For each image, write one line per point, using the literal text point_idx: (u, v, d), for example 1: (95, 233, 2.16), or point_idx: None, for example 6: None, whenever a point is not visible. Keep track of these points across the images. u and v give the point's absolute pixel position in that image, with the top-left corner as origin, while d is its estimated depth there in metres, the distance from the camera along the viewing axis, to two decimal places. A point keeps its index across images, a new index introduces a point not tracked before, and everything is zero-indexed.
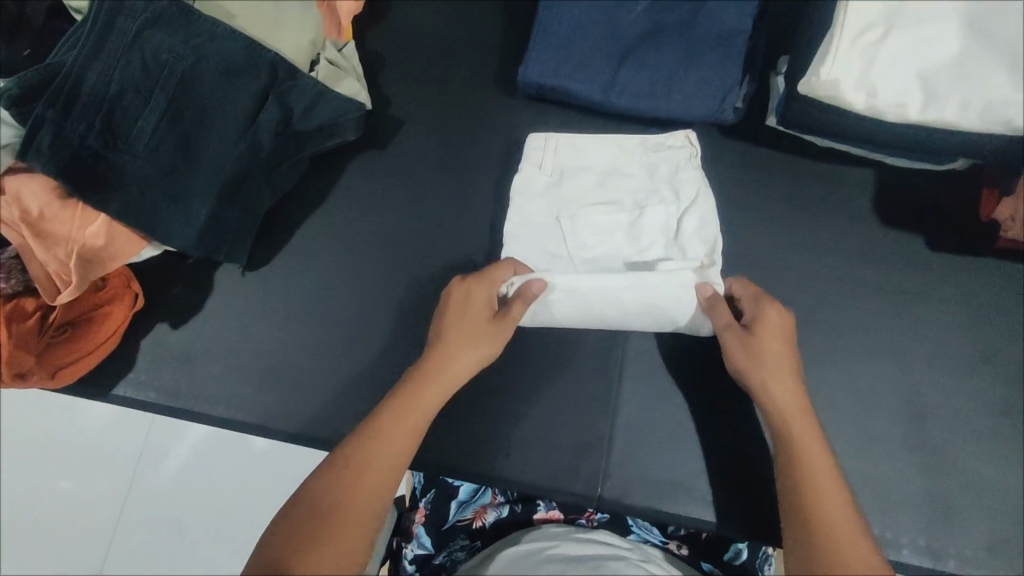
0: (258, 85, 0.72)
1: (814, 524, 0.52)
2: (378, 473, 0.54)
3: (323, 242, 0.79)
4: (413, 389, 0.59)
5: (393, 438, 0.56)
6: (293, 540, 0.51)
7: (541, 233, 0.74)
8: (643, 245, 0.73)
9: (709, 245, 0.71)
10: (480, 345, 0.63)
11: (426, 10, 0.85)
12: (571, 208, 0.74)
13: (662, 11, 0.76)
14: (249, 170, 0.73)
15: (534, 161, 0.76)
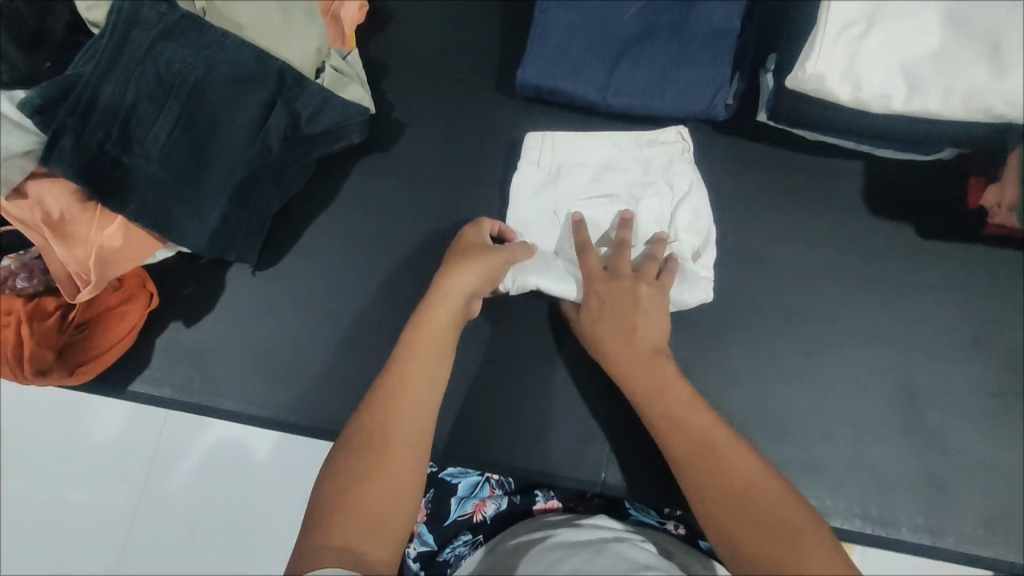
0: (267, 92, 0.75)
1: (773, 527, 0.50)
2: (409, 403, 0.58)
3: (329, 242, 0.81)
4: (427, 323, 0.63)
5: (415, 380, 0.59)
6: (341, 483, 0.54)
7: (539, 225, 0.77)
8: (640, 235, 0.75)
9: (702, 236, 0.74)
10: (485, 275, 0.67)
11: (426, 18, 0.88)
12: (568, 202, 0.77)
13: (653, 13, 0.79)
14: (259, 172, 0.76)
15: (531, 159, 0.78)
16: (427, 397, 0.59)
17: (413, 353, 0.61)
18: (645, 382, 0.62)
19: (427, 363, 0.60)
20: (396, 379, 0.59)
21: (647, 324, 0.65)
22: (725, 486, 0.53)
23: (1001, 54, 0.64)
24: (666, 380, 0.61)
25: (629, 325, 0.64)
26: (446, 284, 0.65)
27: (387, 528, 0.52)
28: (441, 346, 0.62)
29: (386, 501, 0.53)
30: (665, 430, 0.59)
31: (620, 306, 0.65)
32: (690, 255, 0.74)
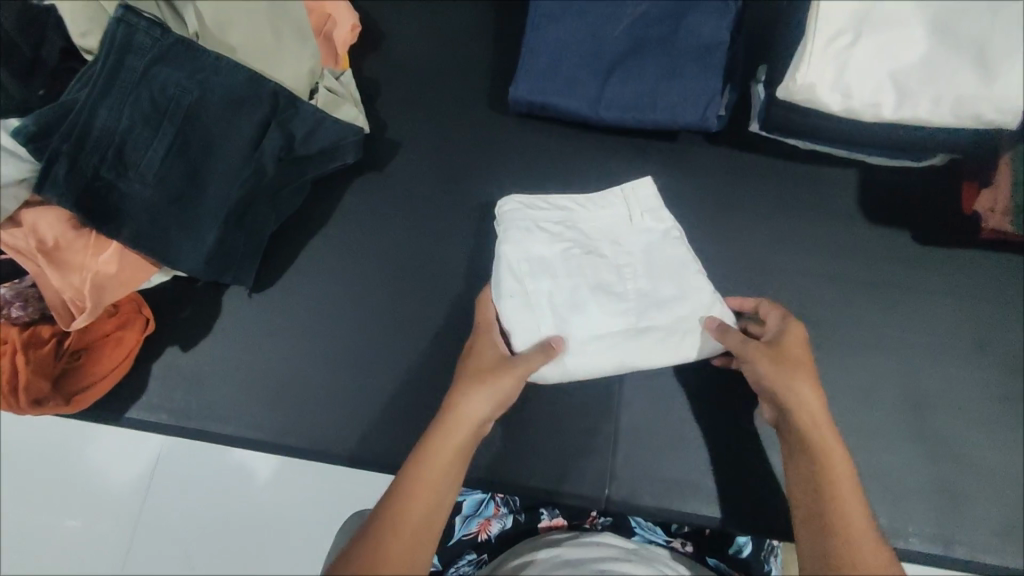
0: (261, 114, 0.76)
1: None
2: (416, 536, 0.53)
3: (326, 262, 0.81)
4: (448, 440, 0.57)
5: (423, 508, 0.54)
6: None
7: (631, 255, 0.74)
8: (617, 313, 0.71)
9: (618, 365, 0.70)
10: (494, 402, 0.60)
11: (417, 37, 0.89)
12: (633, 261, 0.73)
13: (645, 27, 0.79)
14: (254, 194, 0.76)
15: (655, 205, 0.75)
16: (433, 521, 0.54)
17: (424, 475, 0.55)
18: (801, 458, 0.58)
19: (444, 486, 0.55)
20: (411, 497, 0.54)
21: (815, 406, 0.58)
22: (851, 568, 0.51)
23: (987, 61, 0.64)
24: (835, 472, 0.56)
25: (802, 407, 0.58)
26: (461, 408, 0.59)
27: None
28: (456, 474, 0.56)
29: None
30: (810, 512, 0.56)
31: (794, 389, 0.59)
32: (610, 357, 0.70)
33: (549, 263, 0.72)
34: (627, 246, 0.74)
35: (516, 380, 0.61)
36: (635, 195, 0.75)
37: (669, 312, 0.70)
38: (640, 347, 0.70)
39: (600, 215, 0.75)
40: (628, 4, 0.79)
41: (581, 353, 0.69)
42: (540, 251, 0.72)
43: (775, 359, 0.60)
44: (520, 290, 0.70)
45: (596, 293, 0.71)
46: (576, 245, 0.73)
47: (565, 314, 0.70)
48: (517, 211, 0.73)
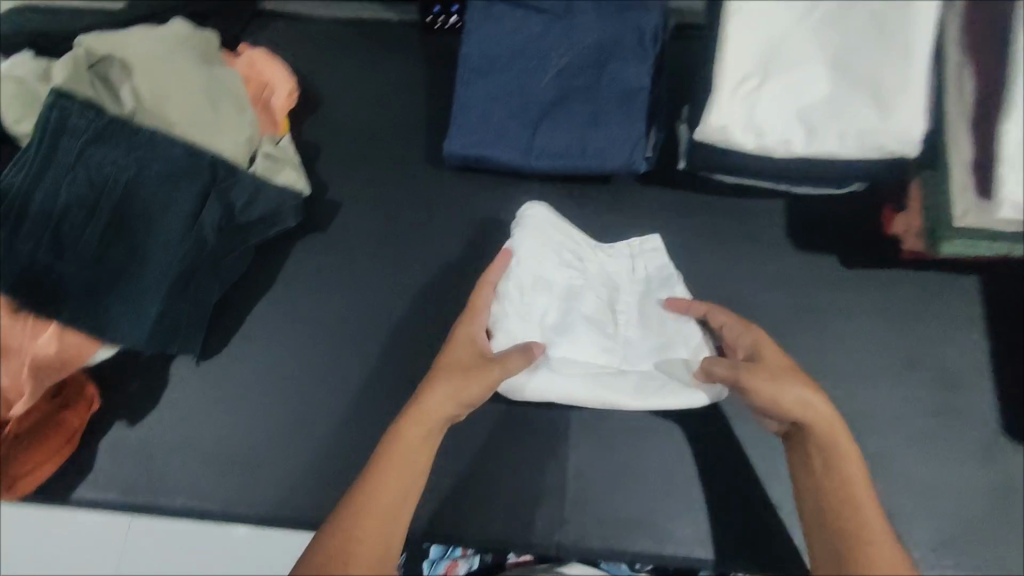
0: (199, 184, 0.78)
1: None
2: (375, 540, 0.55)
3: (272, 325, 0.82)
4: (412, 435, 0.59)
5: (387, 498, 0.56)
6: None
7: (628, 304, 0.76)
8: (602, 346, 0.72)
9: (592, 387, 0.69)
10: (462, 400, 0.62)
11: (357, 103, 0.93)
12: (630, 308, 0.75)
13: (570, 77, 0.82)
14: (195, 265, 0.77)
15: (657, 260, 0.78)
16: (396, 515, 0.56)
17: (384, 467, 0.58)
18: (817, 469, 0.60)
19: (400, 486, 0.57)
20: (371, 496, 0.56)
21: (822, 411, 0.60)
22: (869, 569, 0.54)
23: (884, 97, 0.68)
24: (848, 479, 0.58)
25: (814, 415, 0.59)
26: (427, 402, 0.61)
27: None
28: (416, 470, 0.58)
29: None
30: (829, 518, 0.58)
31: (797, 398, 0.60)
32: (586, 378, 0.70)
33: (549, 284, 0.74)
34: (626, 296, 0.76)
35: (487, 378, 0.62)
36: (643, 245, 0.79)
37: (654, 364, 0.72)
38: (619, 380, 0.70)
39: (606, 254, 0.78)
40: (553, 56, 0.82)
41: (558, 375, 0.70)
42: (543, 266, 0.74)
43: (771, 372, 0.61)
44: (516, 296, 0.72)
45: (588, 322, 0.73)
46: (577, 274, 0.75)
47: (551, 335, 0.72)
48: (535, 218, 0.75)
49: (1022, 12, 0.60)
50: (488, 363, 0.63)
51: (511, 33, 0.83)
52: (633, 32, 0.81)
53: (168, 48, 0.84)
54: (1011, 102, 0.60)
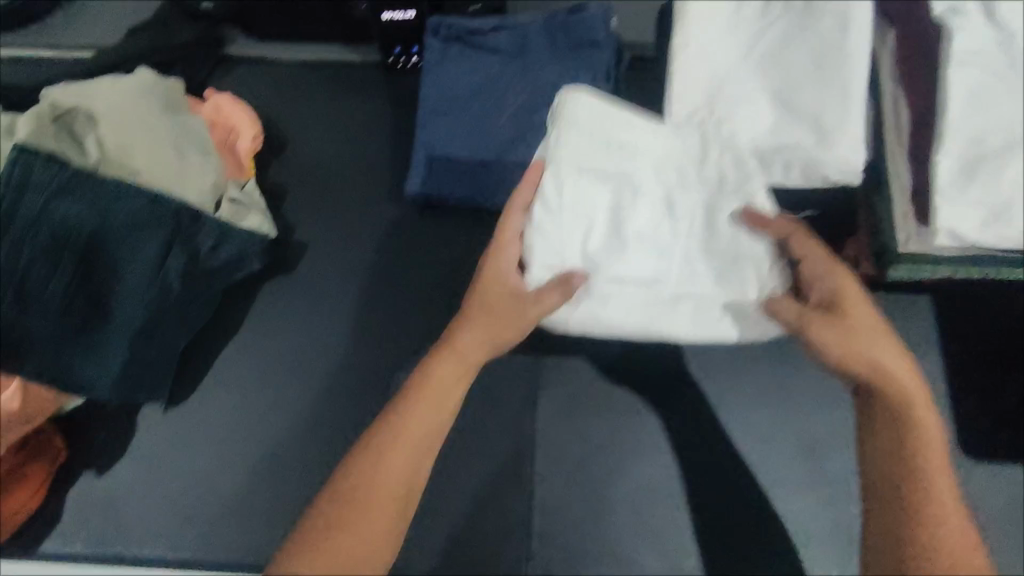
0: (162, 235, 0.78)
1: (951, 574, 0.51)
2: (406, 471, 0.59)
3: (240, 368, 0.83)
4: (445, 369, 0.64)
5: (419, 424, 0.61)
6: (321, 533, 0.55)
7: (690, 207, 0.69)
8: (660, 266, 0.70)
9: (643, 320, 0.70)
10: (492, 345, 0.67)
11: (322, 144, 0.95)
12: (695, 209, 0.69)
13: (525, 115, 0.85)
14: (161, 313, 0.78)
15: (732, 143, 0.67)
16: (423, 451, 0.60)
17: (415, 403, 0.62)
18: (891, 430, 0.57)
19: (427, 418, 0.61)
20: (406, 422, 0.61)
21: (903, 369, 0.59)
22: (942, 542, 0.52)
23: None
24: (924, 444, 0.56)
25: (887, 373, 0.58)
26: (458, 340, 0.67)
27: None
28: (448, 395, 0.63)
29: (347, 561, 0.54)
30: (895, 473, 0.56)
31: (879, 351, 0.59)
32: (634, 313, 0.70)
33: (595, 200, 0.69)
34: (690, 192, 0.69)
35: (518, 322, 0.67)
36: (713, 126, 0.66)
37: (716, 286, 0.69)
38: (674, 315, 0.70)
39: (657, 143, 0.69)
40: (508, 97, 0.85)
41: (606, 307, 0.71)
42: (583, 174, 0.69)
43: (843, 326, 0.61)
44: (553, 211, 0.69)
45: (638, 238, 0.70)
46: (621, 179, 0.69)
47: (602, 257, 0.70)
48: (570, 114, 0.69)
49: (949, 44, 0.62)
50: (522, 303, 0.67)
51: (469, 73, 0.86)
52: (588, 68, 0.83)
53: (132, 97, 0.85)
54: (943, 141, 0.62)
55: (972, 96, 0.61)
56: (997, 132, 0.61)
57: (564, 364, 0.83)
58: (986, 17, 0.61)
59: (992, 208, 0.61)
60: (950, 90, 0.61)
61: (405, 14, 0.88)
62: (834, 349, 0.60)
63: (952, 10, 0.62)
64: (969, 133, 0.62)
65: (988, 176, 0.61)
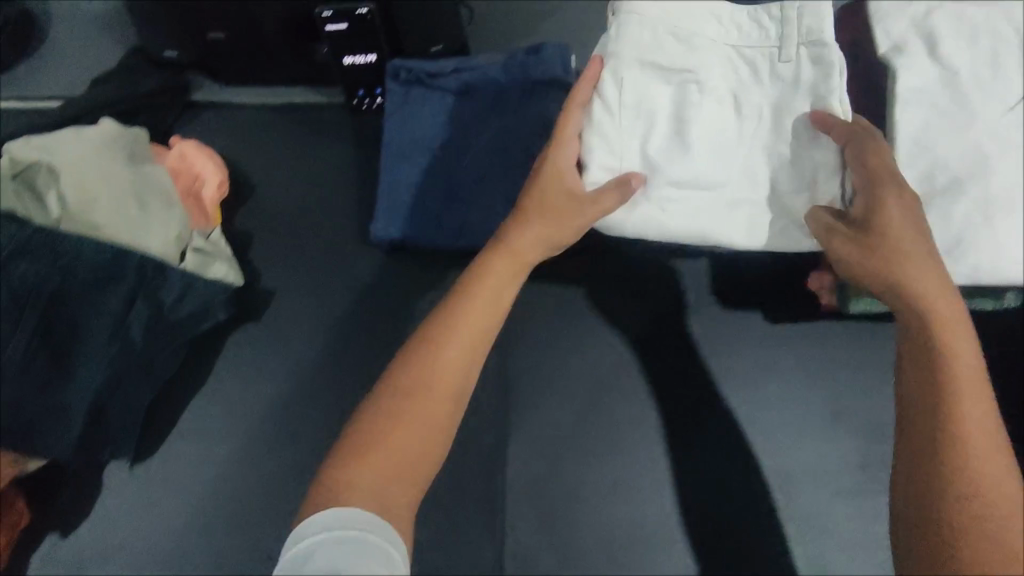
0: (126, 288, 0.79)
1: (977, 502, 0.48)
2: (446, 384, 0.59)
3: (209, 420, 0.83)
4: (491, 277, 0.65)
5: (461, 335, 0.62)
6: (355, 448, 0.55)
7: (762, 110, 0.68)
8: (723, 165, 0.68)
9: (700, 225, 0.68)
10: (549, 243, 0.67)
11: (288, 188, 0.95)
12: (767, 108, 0.67)
13: (489, 156, 0.84)
14: (124, 370, 0.78)
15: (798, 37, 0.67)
16: (465, 361, 0.61)
17: (467, 307, 0.63)
18: (932, 349, 0.53)
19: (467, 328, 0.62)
20: (446, 331, 0.61)
21: (933, 286, 0.56)
22: (973, 468, 0.48)
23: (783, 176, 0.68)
24: (963, 374, 0.51)
25: (923, 290, 0.55)
26: (513, 244, 0.67)
27: (401, 486, 0.54)
28: (491, 307, 0.64)
29: (370, 488, 0.53)
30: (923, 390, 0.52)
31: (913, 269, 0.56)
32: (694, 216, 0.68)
33: (658, 102, 0.68)
34: (761, 90, 0.68)
35: (578, 221, 0.66)
36: (794, 20, 0.67)
37: (788, 187, 0.66)
38: (731, 220, 0.67)
39: (722, 49, 0.69)
40: (472, 138, 0.85)
41: (660, 215, 0.68)
42: (648, 71, 0.68)
43: (877, 243, 0.58)
44: (614, 110, 0.68)
45: (705, 139, 0.68)
46: (685, 73, 0.68)
47: (665, 157, 0.68)
48: (634, 16, 0.69)
49: (896, 90, 0.63)
50: (579, 201, 0.66)
51: (431, 118, 0.86)
52: (548, 109, 0.83)
53: (94, 150, 0.84)
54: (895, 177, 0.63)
55: (919, 134, 0.63)
56: (946, 168, 0.63)
57: (534, 402, 0.83)
58: (925, 57, 0.63)
59: (944, 244, 0.63)
60: (897, 128, 0.63)
61: (367, 57, 0.88)
62: (871, 265, 0.58)
63: (893, 50, 0.64)
64: (920, 170, 0.63)
65: (939, 213, 0.62)
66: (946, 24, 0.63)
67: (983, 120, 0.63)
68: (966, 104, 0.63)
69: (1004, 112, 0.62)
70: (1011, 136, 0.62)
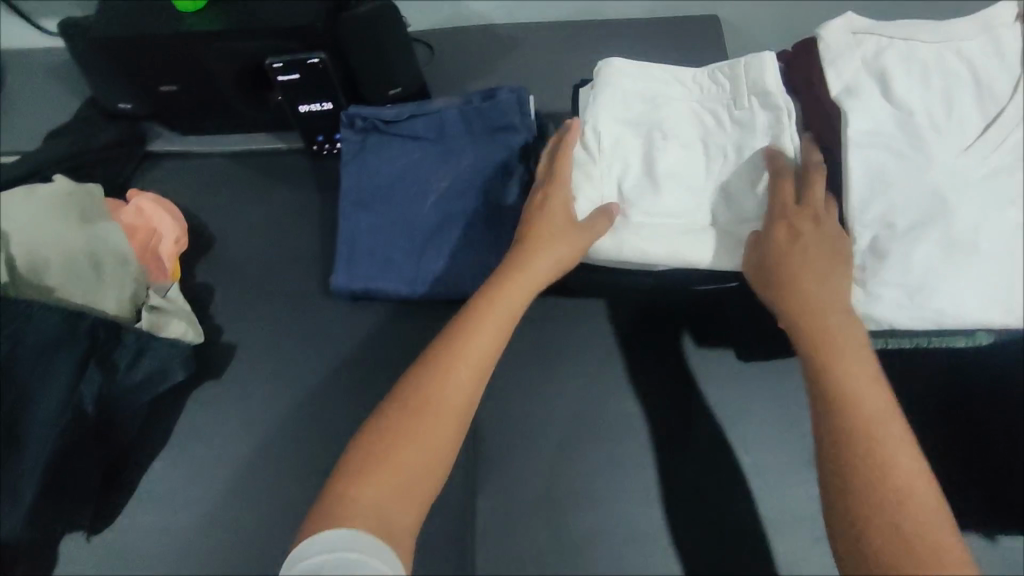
0: (77, 352, 0.76)
1: (889, 498, 0.51)
2: (454, 405, 0.59)
3: (168, 485, 0.81)
4: (498, 296, 0.66)
5: (469, 354, 0.62)
6: (364, 465, 0.56)
7: (722, 148, 0.69)
8: (688, 203, 0.69)
9: (673, 252, 0.67)
10: (559, 263, 0.67)
11: (248, 238, 0.93)
12: (727, 148, 0.69)
13: (449, 201, 0.83)
14: (77, 439, 0.76)
15: (759, 83, 0.69)
16: (473, 379, 0.61)
17: (474, 329, 0.63)
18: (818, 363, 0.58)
19: (475, 347, 0.62)
20: (454, 352, 0.62)
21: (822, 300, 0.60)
22: (876, 465, 0.52)
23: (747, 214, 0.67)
24: (861, 383, 0.56)
25: (816, 305, 0.60)
26: (522, 266, 0.67)
27: (402, 508, 0.54)
28: (499, 324, 0.64)
29: (380, 512, 0.53)
30: (822, 401, 0.56)
31: (828, 292, 0.60)
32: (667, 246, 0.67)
33: (624, 146, 0.71)
34: (722, 131, 0.70)
35: (578, 243, 0.67)
36: (744, 74, 0.70)
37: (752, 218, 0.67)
38: (702, 244, 0.67)
39: (687, 101, 0.72)
40: (432, 182, 0.83)
41: (637, 244, 0.68)
42: (617, 124, 0.72)
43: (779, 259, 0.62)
44: (595, 156, 0.71)
45: (670, 177, 0.69)
46: (651, 126, 0.71)
47: (634, 196, 0.70)
48: (610, 78, 0.72)
49: (851, 131, 0.64)
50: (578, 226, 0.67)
51: (392, 163, 0.84)
52: (507, 153, 0.82)
53: (47, 206, 0.81)
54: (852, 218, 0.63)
55: (876, 175, 0.63)
56: (904, 211, 0.62)
57: (503, 456, 0.79)
58: (878, 97, 0.65)
59: (906, 287, 0.62)
60: (853, 170, 0.63)
61: (322, 105, 0.87)
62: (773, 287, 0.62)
63: (847, 91, 0.65)
64: (878, 212, 0.63)
65: (899, 256, 0.62)
66: (897, 65, 0.65)
67: (939, 161, 0.63)
68: (920, 144, 0.63)
69: (959, 153, 0.63)
70: (968, 177, 0.62)
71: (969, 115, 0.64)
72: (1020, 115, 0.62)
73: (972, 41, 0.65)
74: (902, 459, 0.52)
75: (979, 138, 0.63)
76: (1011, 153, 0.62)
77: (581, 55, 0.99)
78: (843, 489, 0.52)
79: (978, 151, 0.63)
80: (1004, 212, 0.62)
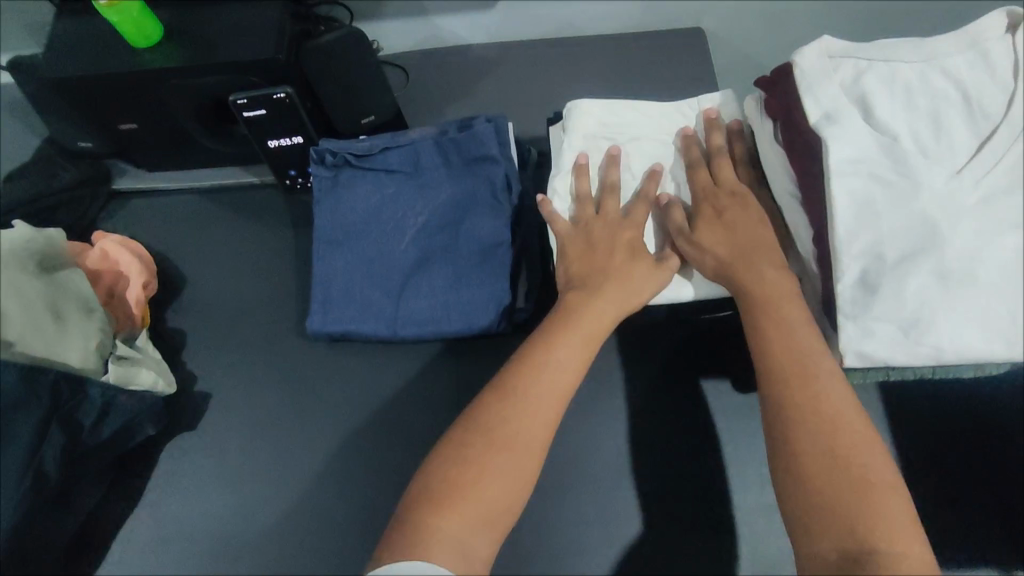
0: (38, 415, 0.69)
1: (848, 487, 0.51)
2: (538, 430, 0.57)
3: (143, 542, 0.78)
4: (580, 314, 0.63)
5: (551, 375, 0.59)
6: (443, 491, 0.54)
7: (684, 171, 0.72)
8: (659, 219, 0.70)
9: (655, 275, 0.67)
10: (653, 287, 0.64)
11: (221, 278, 0.89)
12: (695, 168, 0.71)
13: (428, 236, 0.79)
14: (43, 501, 0.72)
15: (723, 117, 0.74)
16: (558, 404, 0.59)
17: (556, 348, 0.61)
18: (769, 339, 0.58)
19: (560, 370, 0.60)
20: (534, 371, 0.59)
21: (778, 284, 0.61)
22: (838, 449, 0.52)
23: None
24: (820, 367, 0.56)
25: (762, 283, 0.61)
26: (610, 283, 0.64)
27: (485, 540, 0.53)
28: (586, 345, 0.62)
29: (465, 546, 0.51)
30: (770, 378, 0.57)
31: (771, 275, 0.61)
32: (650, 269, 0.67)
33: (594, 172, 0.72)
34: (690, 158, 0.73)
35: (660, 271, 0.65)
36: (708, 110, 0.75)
37: None
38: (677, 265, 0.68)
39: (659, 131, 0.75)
40: (410, 216, 0.80)
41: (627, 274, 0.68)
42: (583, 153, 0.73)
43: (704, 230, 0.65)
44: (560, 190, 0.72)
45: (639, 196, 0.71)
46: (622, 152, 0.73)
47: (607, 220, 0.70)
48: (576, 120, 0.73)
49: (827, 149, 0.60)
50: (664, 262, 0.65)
51: (366, 194, 0.80)
52: (486, 185, 0.79)
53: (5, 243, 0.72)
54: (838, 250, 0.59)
55: (861, 205, 0.59)
56: (894, 240, 0.58)
57: None
58: (859, 123, 0.60)
59: (899, 322, 0.57)
60: (835, 200, 0.59)
61: (293, 139, 0.83)
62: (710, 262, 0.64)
63: (825, 119, 0.61)
64: (865, 243, 0.58)
65: (891, 290, 0.57)
66: (878, 88, 0.61)
67: (929, 187, 0.58)
68: (908, 170, 0.59)
69: (950, 177, 0.58)
70: (962, 203, 0.57)
71: (959, 136, 0.59)
72: (1013, 133, 0.57)
73: (956, 58, 0.61)
74: (864, 449, 0.53)
75: (972, 160, 0.58)
76: (1010, 174, 0.56)
77: (561, 74, 0.96)
78: (798, 466, 0.53)
79: (971, 174, 0.57)
80: (1004, 238, 0.55)
